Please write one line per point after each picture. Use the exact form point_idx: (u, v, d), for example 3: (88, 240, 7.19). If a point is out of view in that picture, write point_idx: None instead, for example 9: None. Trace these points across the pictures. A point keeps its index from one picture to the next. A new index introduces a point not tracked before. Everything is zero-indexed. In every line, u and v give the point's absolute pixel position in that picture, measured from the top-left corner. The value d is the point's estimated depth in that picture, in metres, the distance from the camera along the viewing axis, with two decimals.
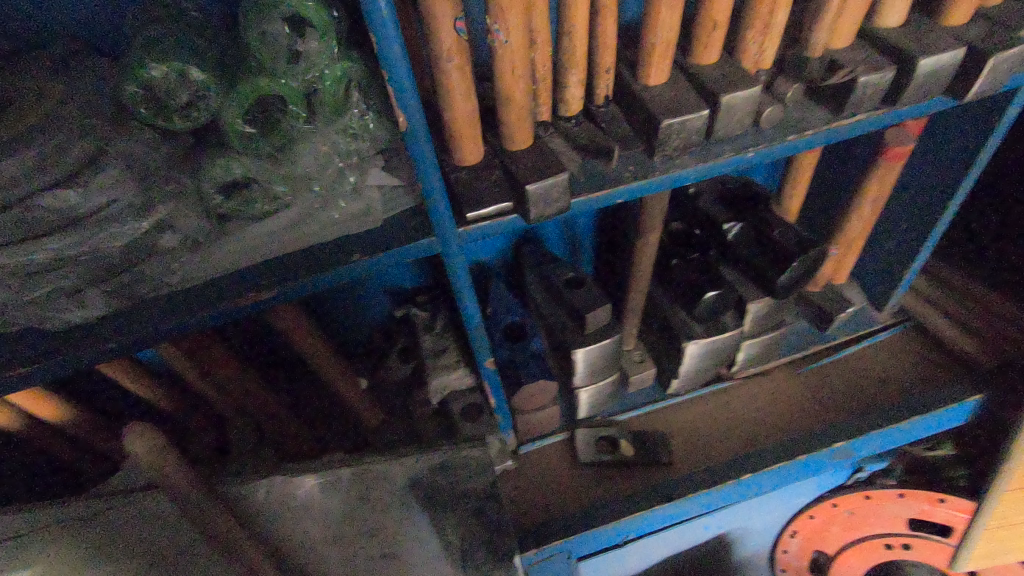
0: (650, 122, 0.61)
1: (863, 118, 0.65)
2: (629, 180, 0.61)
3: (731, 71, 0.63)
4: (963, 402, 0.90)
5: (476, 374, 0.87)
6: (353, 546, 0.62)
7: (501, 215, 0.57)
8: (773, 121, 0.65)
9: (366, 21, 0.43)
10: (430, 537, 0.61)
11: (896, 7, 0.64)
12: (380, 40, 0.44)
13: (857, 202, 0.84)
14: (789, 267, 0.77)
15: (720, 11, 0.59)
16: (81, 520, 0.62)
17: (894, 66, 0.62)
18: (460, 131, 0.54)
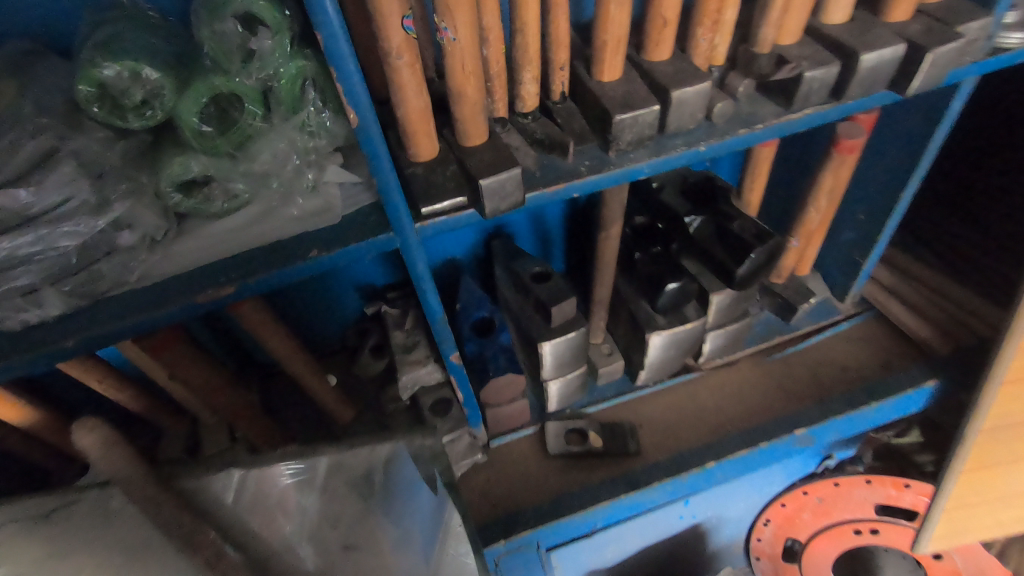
0: (603, 117, 0.63)
1: (811, 112, 0.67)
2: (584, 175, 0.63)
3: (682, 67, 0.65)
4: (918, 388, 0.93)
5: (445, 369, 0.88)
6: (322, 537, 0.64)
7: (457, 210, 0.59)
8: (725, 116, 0.67)
9: (312, 21, 0.44)
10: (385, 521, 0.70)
11: (840, 4, 0.66)
12: (326, 35, 0.45)
13: (815, 194, 0.87)
14: (748, 257, 0.79)
15: (669, 8, 0.61)
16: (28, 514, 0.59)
17: (838, 61, 0.64)
18: (414, 127, 0.55)
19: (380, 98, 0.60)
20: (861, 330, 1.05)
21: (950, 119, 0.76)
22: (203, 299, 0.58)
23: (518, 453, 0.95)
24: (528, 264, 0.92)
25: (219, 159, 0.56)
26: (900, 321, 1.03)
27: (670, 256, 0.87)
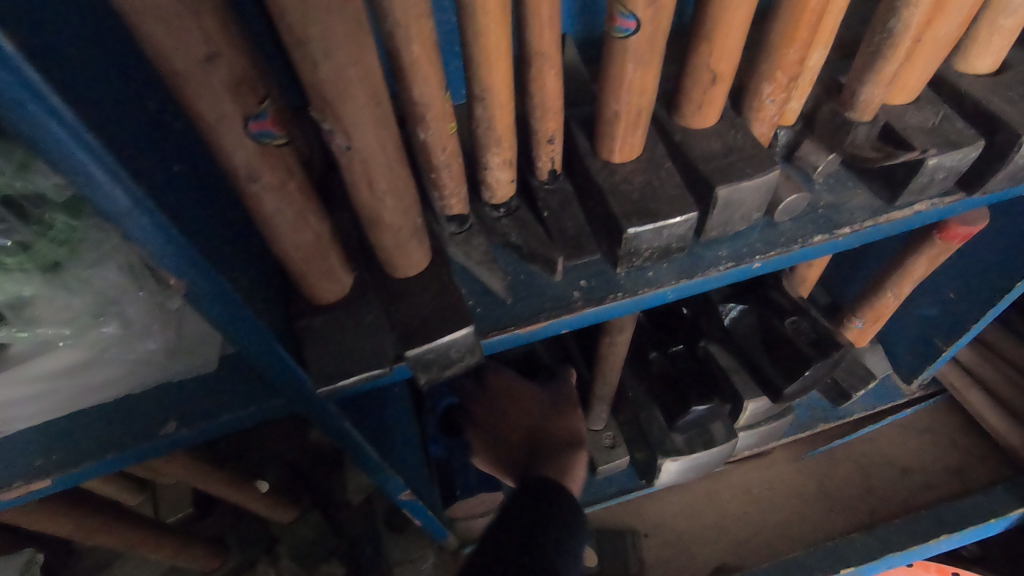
0: (611, 224, 0.42)
1: (924, 209, 0.45)
2: (577, 309, 0.42)
3: (735, 144, 0.43)
4: (1004, 516, 0.72)
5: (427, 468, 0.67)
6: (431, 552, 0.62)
7: (370, 378, 0.38)
8: (793, 212, 0.45)
9: (38, 153, 0.23)
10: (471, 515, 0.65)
11: (989, 50, 0.43)
12: (80, 185, 0.24)
13: (897, 279, 0.64)
14: (800, 376, 0.58)
15: (725, 59, 0.38)
16: None
17: (979, 140, 0.42)
18: (302, 264, 0.35)
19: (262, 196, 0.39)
20: (922, 420, 0.86)
21: None
22: (2, 497, 0.39)
23: None
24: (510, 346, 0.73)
25: (43, 290, 0.36)
26: (979, 417, 0.82)
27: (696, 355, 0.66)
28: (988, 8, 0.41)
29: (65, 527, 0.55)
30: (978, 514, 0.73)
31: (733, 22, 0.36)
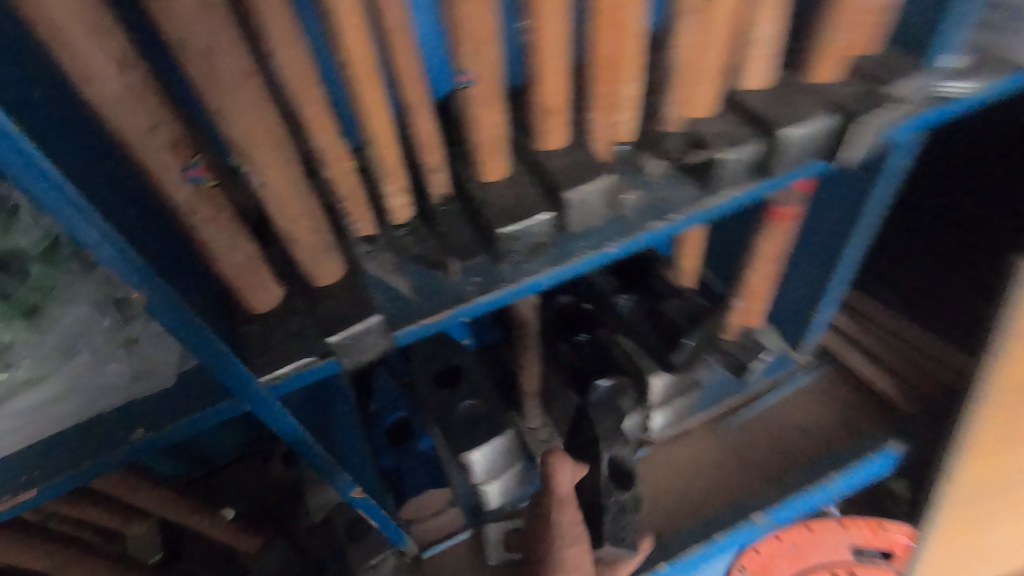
0: (487, 230, 0.52)
1: (732, 195, 0.58)
2: (470, 299, 0.52)
3: (578, 160, 0.55)
4: (883, 451, 0.85)
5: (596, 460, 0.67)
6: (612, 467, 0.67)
7: (305, 367, 0.47)
8: (635, 208, 0.57)
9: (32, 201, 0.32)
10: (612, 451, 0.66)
11: (756, 71, 0.57)
12: (66, 223, 0.33)
13: (754, 260, 0.80)
14: (681, 345, 0.73)
15: (553, 95, 0.51)
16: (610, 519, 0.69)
17: (756, 138, 0.55)
18: (239, 280, 0.45)
19: None
20: (818, 384, 0.98)
21: (894, 175, 0.67)
22: None
23: (453, 563, 0.85)
24: (437, 357, 0.82)
25: (21, 334, 0.46)
26: (857, 372, 0.96)
27: (601, 344, 0.77)
28: (745, 42, 0.54)
29: (42, 560, 0.61)
30: (860, 454, 0.85)
31: (551, 68, 0.49)
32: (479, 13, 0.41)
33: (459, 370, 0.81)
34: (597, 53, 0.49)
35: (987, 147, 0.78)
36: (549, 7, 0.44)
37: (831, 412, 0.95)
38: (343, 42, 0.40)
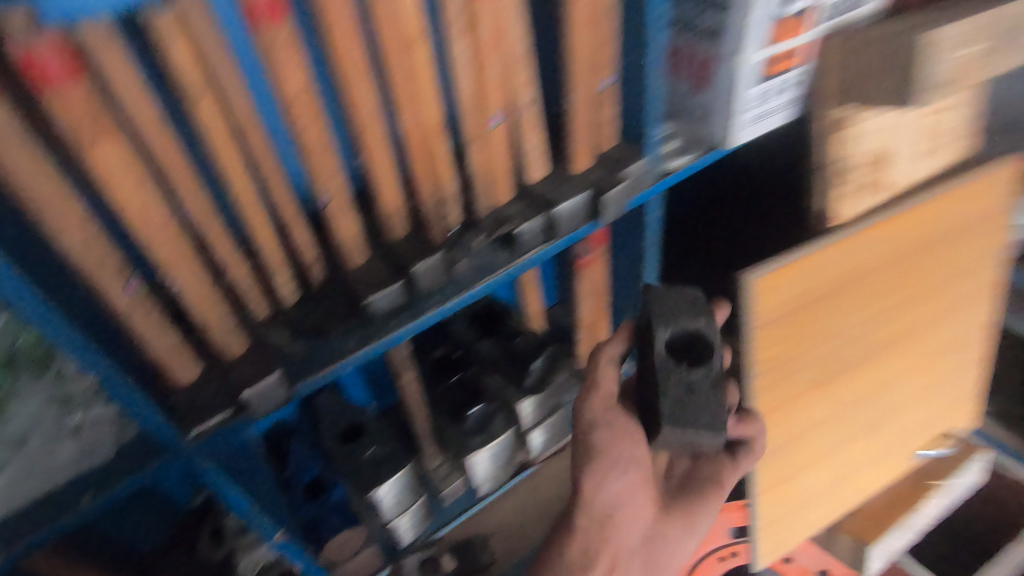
0: (355, 300, 0.71)
1: (536, 251, 0.79)
2: (352, 352, 0.68)
3: (419, 242, 0.75)
4: None
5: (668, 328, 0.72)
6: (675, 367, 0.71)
7: (224, 422, 0.62)
8: (466, 270, 0.77)
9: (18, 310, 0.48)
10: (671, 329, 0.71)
11: (536, 164, 0.81)
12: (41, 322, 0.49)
13: (580, 300, 1.04)
14: (532, 367, 0.96)
15: (390, 200, 0.71)
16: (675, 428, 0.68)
17: (542, 214, 0.79)
18: (167, 359, 0.61)
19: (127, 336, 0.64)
20: None
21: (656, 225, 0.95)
22: None
23: None
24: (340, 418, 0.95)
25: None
26: None
27: (473, 381, 0.98)
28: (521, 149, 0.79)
29: None
30: None
31: (385, 183, 0.70)
32: (323, 157, 0.63)
33: (361, 428, 0.94)
34: (416, 169, 0.71)
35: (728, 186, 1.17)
36: (373, 146, 0.66)
37: None
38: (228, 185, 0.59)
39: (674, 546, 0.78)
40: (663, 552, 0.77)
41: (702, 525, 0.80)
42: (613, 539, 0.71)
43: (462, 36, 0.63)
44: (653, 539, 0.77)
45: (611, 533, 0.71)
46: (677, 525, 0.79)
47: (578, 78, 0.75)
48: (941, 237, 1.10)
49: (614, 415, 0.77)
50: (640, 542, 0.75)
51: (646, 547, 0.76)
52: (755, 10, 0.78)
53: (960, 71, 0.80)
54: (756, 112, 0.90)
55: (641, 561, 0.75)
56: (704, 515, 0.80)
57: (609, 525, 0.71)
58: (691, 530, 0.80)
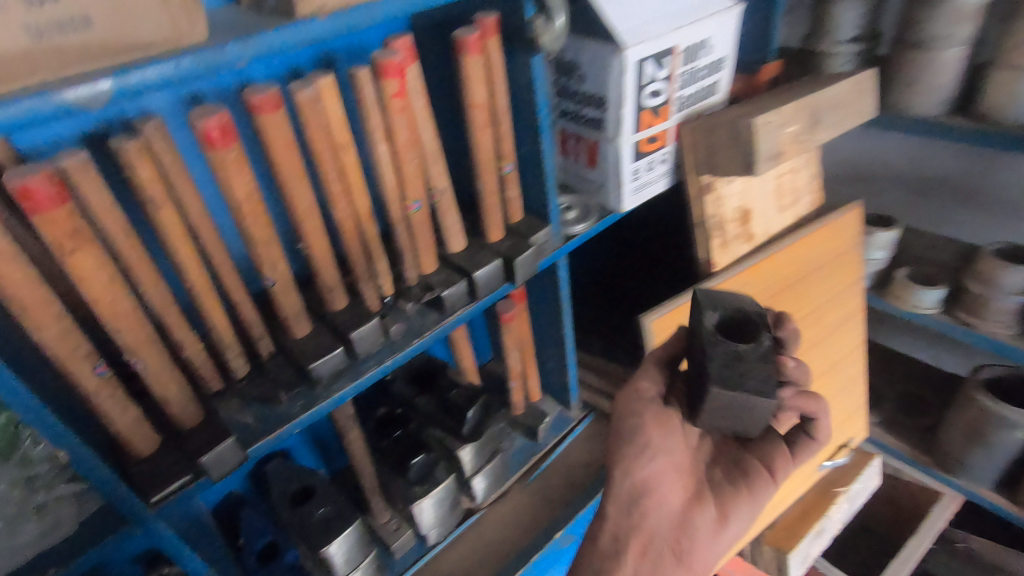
0: (301, 367, 0.80)
1: (461, 312, 0.91)
2: (299, 414, 0.77)
3: (356, 312, 0.86)
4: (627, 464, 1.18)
5: (710, 313, 0.73)
6: (721, 348, 0.70)
7: (183, 486, 0.69)
8: (400, 333, 0.87)
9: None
10: (709, 315, 0.73)
11: (455, 238, 0.94)
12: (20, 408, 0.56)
13: (508, 351, 1.16)
14: (467, 416, 1.05)
15: (329, 277, 0.83)
16: (723, 403, 0.68)
17: (462, 279, 0.91)
18: (128, 434, 0.68)
19: (87, 419, 0.71)
20: (591, 428, 1.29)
21: (567, 282, 1.10)
22: None
23: None
24: (291, 482, 1.01)
25: None
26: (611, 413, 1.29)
27: (414, 434, 1.07)
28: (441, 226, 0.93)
29: None
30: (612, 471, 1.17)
31: (324, 264, 0.81)
32: (269, 246, 0.73)
33: (312, 489, 1.00)
34: (351, 250, 0.83)
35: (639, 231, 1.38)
36: (312, 234, 0.77)
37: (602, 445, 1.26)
38: (186, 277, 0.69)
39: (710, 538, 0.82)
40: (693, 544, 0.81)
41: (737, 520, 0.83)
42: (633, 526, 0.81)
43: (383, 142, 0.78)
44: (683, 527, 0.82)
45: (634, 520, 0.81)
46: (711, 517, 0.84)
47: (484, 167, 0.90)
48: (808, 273, 1.31)
49: (649, 411, 0.86)
50: (672, 528, 0.82)
51: (676, 533, 0.81)
52: (627, 104, 0.96)
53: (784, 145, 1.02)
54: (636, 184, 1.07)
55: (672, 549, 0.81)
56: (740, 505, 0.84)
57: (634, 510, 0.82)
58: (725, 524, 0.83)
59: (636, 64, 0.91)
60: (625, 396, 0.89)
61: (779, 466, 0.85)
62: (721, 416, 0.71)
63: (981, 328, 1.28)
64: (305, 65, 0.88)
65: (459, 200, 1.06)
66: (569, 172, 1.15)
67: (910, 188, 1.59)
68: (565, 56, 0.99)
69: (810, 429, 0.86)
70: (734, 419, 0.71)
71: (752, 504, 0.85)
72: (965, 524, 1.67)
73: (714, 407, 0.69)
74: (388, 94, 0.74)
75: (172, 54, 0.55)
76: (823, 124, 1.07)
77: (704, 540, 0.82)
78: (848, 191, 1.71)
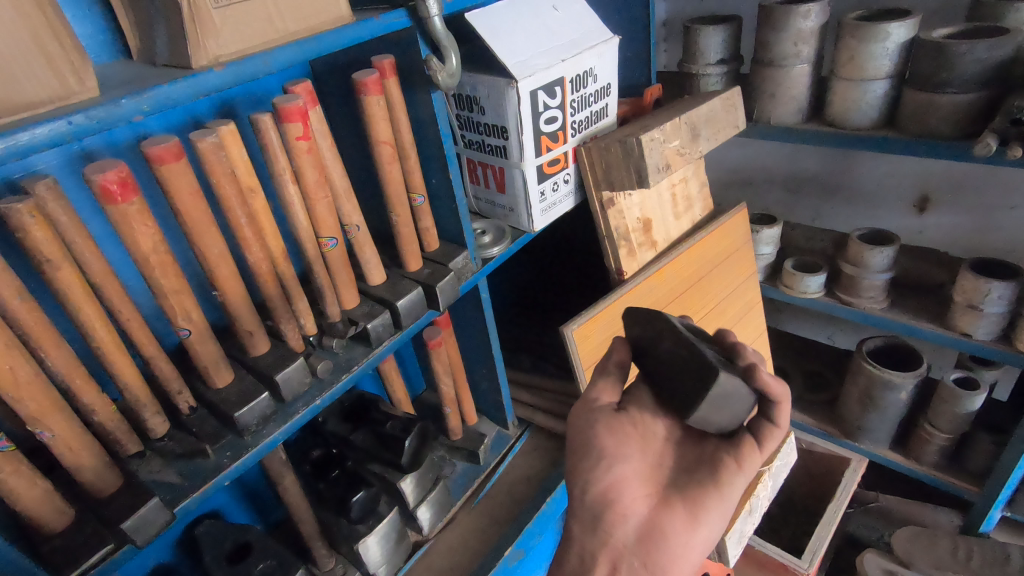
0: (226, 417, 0.78)
1: (388, 342, 0.93)
2: (228, 465, 0.75)
3: (279, 355, 0.85)
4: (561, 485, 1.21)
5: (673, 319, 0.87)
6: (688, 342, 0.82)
7: (105, 557, 0.65)
8: (327, 370, 0.87)
9: None
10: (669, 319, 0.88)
11: (373, 272, 0.96)
12: None
13: (440, 379, 1.17)
14: (405, 447, 1.05)
15: (249, 323, 0.82)
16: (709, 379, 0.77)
17: (386, 310, 0.93)
18: (38, 510, 0.64)
19: None
20: (531, 443, 1.32)
21: (490, 303, 1.14)
22: None
23: None
24: (224, 541, 0.97)
25: None
26: (547, 426, 1.33)
27: (352, 472, 1.06)
28: (359, 261, 0.95)
29: None
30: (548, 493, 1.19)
31: (242, 310, 0.80)
32: (183, 297, 0.72)
33: (249, 546, 0.97)
34: (269, 294, 0.83)
35: (565, 238, 1.49)
36: (226, 280, 0.77)
37: (542, 457, 1.29)
38: (92, 337, 0.66)
39: (680, 543, 0.82)
40: (664, 549, 0.81)
41: (707, 520, 0.83)
42: (601, 541, 0.82)
43: (292, 184, 0.79)
44: (653, 535, 0.81)
45: (601, 535, 0.82)
46: (681, 518, 0.83)
47: (396, 200, 0.93)
48: (708, 272, 1.42)
49: (602, 417, 0.89)
50: (640, 538, 0.81)
51: (645, 544, 0.81)
52: (526, 131, 1.02)
53: (669, 158, 1.13)
54: (543, 205, 1.14)
55: (641, 559, 0.81)
56: (710, 505, 0.83)
57: (600, 527, 0.82)
58: (696, 526, 0.82)
59: (529, 93, 0.99)
60: (581, 410, 0.92)
61: (744, 456, 0.85)
62: (718, 409, 0.79)
63: (858, 305, 1.45)
64: (204, 115, 0.88)
65: (376, 234, 1.08)
66: (479, 199, 1.21)
67: (786, 188, 1.78)
68: (463, 91, 1.05)
69: (770, 414, 0.87)
70: (729, 411, 0.80)
71: (721, 500, 0.84)
72: (876, 484, 1.84)
73: (710, 400, 0.77)
74: (293, 137, 0.76)
75: (62, 112, 0.55)
76: (701, 138, 1.19)
77: (676, 543, 0.81)
78: (735, 195, 1.89)
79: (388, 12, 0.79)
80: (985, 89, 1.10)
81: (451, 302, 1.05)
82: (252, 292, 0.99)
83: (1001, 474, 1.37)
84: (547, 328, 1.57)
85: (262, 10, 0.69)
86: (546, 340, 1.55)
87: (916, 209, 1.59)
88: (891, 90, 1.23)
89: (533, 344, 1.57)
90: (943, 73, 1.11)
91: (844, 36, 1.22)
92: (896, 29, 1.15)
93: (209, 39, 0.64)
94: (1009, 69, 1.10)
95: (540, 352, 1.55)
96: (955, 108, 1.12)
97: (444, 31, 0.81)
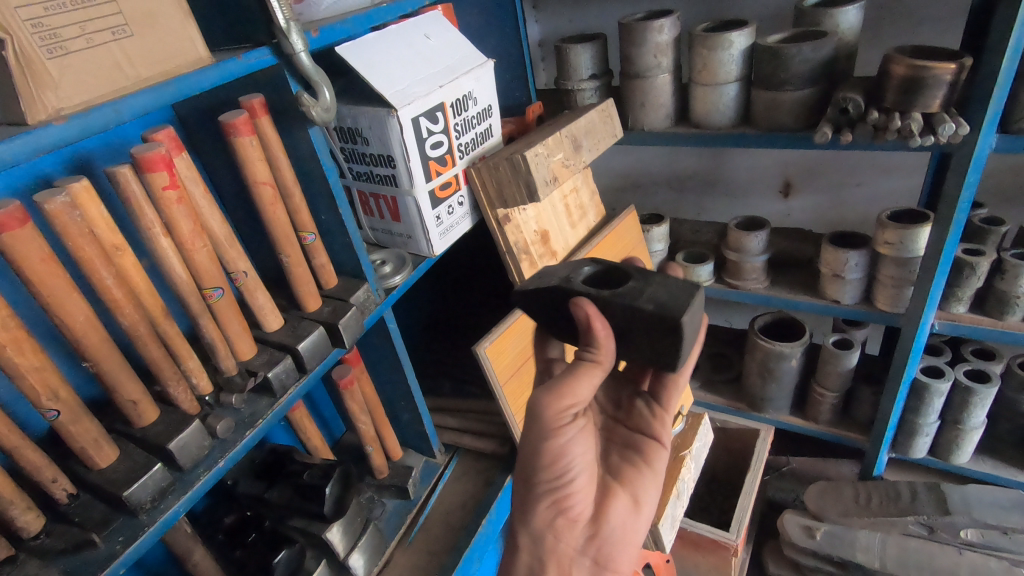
0: (114, 499, 0.71)
1: (294, 389, 0.89)
2: (121, 550, 0.68)
3: (171, 421, 0.79)
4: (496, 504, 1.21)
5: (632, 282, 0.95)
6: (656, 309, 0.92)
7: None
8: (229, 429, 0.81)
9: None
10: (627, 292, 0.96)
11: (269, 317, 0.92)
12: None
13: (357, 420, 1.13)
14: (326, 494, 1.00)
15: (132, 392, 0.75)
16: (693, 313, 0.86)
17: (287, 355, 0.89)
18: None
19: None
20: (460, 468, 1.31)
21: (397, 332, 1.12)
22: None
23: None
24: None
25: None
26: (476, 448, 1.32)
27: (272, 532, 1.00)
28: (252, 308, 0.90)
29: None
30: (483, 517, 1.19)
31: (121, 379, 0.74)
32: (46, 375, 0.65)
33: None
34: (152, 357, 0.76)
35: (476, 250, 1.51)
36: (98, 350, 0.70)
37: (473, 479, 1.28)
38: None
39: (627, 528, 0.89)
40: (614, 540, 0.87)
41: (644, 500, 0.91)
42: (549, 547, 0.85)
43: (164, 237, 0.74)
44: (601, 533, 0.86)
45: (547, 541, 0.85)
46: (627, 506, 0.90)
47: (285, 241, 0.90)
48: None
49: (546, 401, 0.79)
50: (587, 539, 0.86)
51: (593, 542, 0.85)
52: (412, 158, 1.03)
53: (556, 171, 1.18)
54: (441, 228, 1.15)
55: (591, 557, 0.86)
56: (645, 483, 0.92)
57: (550, 535, 0.85)
58: (639, 506, 0.90)
59: (411, 120, 0.99)
60: None
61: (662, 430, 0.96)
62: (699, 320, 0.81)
63: (744, 287, 1.57)
64: (55, 172, 0.82)
65: (269, 278, 1.04)
66: (375, 229, 1.19)
67: (670, 187, 1.91)
68: (345, 124, 1.04)
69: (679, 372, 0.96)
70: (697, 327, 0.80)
71: (652, 475, 0.94)
72: (784, 449, 2.00)
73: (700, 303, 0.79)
74: (159, 187, 0.71)
75: None
76: (583, 148, 1.25)
77: (624, 529, 0.88)
78: (627, 198, 2.00)
79: (251, 51, 0.77)
80: (816, 85, 1.25)
81: (358, 338, 1.02)
82: (133, 357, 0.91)
83: (881, 420, 1.54)
84: (466, 342, 1.57)
85: (106, 57, 0.64)
86: (465, 358, 1.55)
87: (782, 194, 1.77)
88: (741, 93, 1.36)
89: (451, 361, 1.56)
90: (780, 74, 1.24)
91: (696, 46, 1.34)
92: (737, 37, 1.28)
93: (46, 91, 0.59)
94: (833, 66, 1.25)
95: (461, 368, 1.54)
96: (795, 103, 1.27)
97: (313, 66, 0.80)
